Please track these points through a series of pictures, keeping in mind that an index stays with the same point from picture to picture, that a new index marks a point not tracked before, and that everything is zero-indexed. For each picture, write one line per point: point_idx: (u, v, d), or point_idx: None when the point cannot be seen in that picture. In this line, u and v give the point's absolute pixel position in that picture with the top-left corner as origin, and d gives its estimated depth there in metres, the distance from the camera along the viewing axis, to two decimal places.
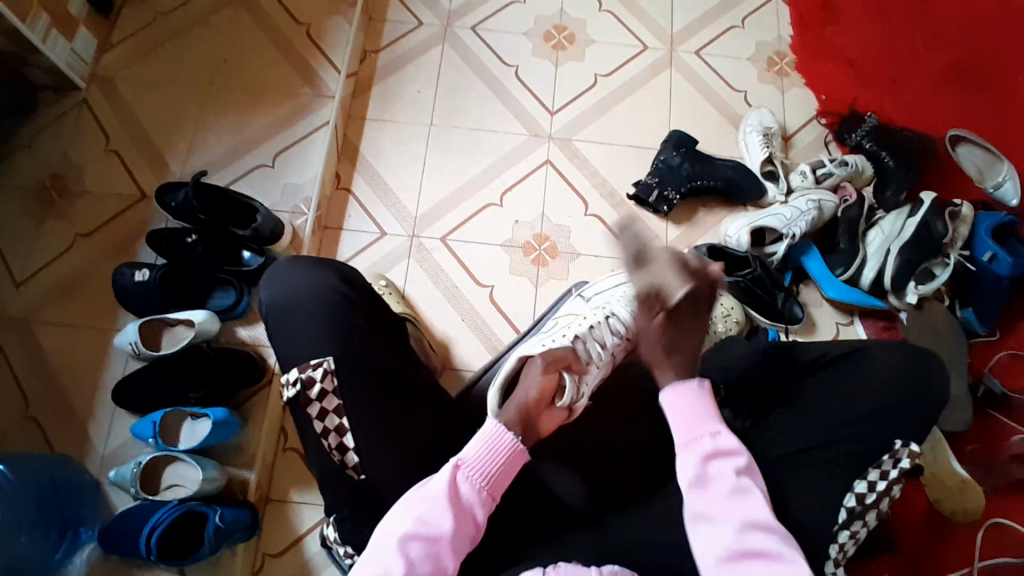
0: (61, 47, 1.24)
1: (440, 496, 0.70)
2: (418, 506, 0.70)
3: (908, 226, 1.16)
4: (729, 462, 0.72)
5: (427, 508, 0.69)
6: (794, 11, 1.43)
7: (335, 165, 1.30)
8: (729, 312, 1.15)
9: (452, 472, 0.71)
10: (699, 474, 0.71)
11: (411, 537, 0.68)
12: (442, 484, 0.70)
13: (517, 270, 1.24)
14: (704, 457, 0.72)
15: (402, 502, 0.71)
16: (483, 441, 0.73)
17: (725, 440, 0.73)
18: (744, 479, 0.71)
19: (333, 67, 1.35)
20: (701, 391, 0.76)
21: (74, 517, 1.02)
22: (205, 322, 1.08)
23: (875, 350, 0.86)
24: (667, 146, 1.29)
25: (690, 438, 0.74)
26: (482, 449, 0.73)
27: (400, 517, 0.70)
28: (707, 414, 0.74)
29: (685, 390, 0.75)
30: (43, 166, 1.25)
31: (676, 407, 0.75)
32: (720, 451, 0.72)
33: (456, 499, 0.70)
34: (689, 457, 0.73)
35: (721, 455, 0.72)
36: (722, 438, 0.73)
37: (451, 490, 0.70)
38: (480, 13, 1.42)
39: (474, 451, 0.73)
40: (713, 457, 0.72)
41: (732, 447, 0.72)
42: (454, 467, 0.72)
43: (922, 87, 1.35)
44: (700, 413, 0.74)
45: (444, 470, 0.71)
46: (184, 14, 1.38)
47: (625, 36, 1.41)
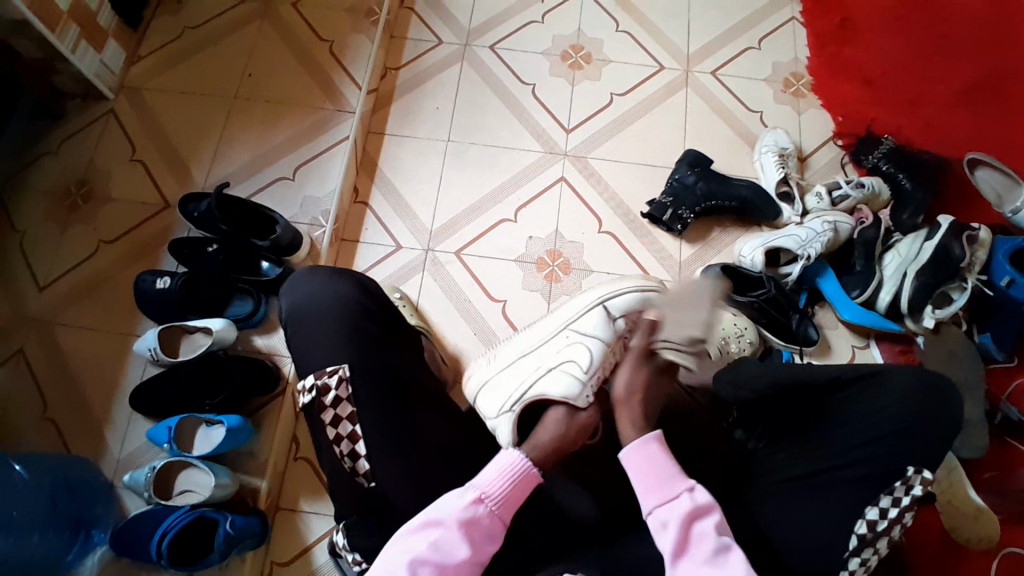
0: (90, 58, 1.28)
1: (457, 524, 0.69)
2: (432, 530, 0.69)
3: (925, 249, 1.14)
4: (707, 518, 0.70)
5: (442, 535, 0.69)
6: (812, 33, 1.44)
7: (353, 179, 1.32)
8: (742, 332, 1.15)
9: (473, 504, 0.71)
10: (679, 539, 0.69)
11: (420, 562, 0.67)
12: (460, 513, 0.70)
13: (530, 285, 1.25)
14: (684, 514, 0.70)
15: (417, 524, 0.70)
16: (505, 472, 0.73)
17: (699, 496, 0.71)
18: (725, 537, 0.69)
19: (354, 84, 1.38)
20: (661, 449, 0.76)
21: (88, 517, 1.04)
22: (223, 330, 1.11)
23: (890, 374, 0.82)
24: (682, 165, 1.30)
25: (666, 499, 0.72)
26: (503, 480, 0.73)
27: (412, 539, 0.69)
28: (674, 473, 0.73)
29: (648, 449, 0.75)
30: (69, 173, 1.29)
31: (643, 466, 0.74)
32: (699, 508, 0.71)
33: (472, 529, 0.70)
34: (668, 518, 0.70)
35: (699, 513, 0.70)
36: (698, 494, 0.72)
37: (469, 521, 0.70)
38: (499, 32, 1.45)
39: (496, 484, 0.72)
40: (691, 518, 0.70)
41: (707, 503, 0.71)
42: (476, 500, 0.71)
43: (941, 110, 1.35)
44: (669, 473, 0.73)
45: (464, 499, 0.71)
46: (211, 29, 1.41)
47: (642, 57, 1.43)
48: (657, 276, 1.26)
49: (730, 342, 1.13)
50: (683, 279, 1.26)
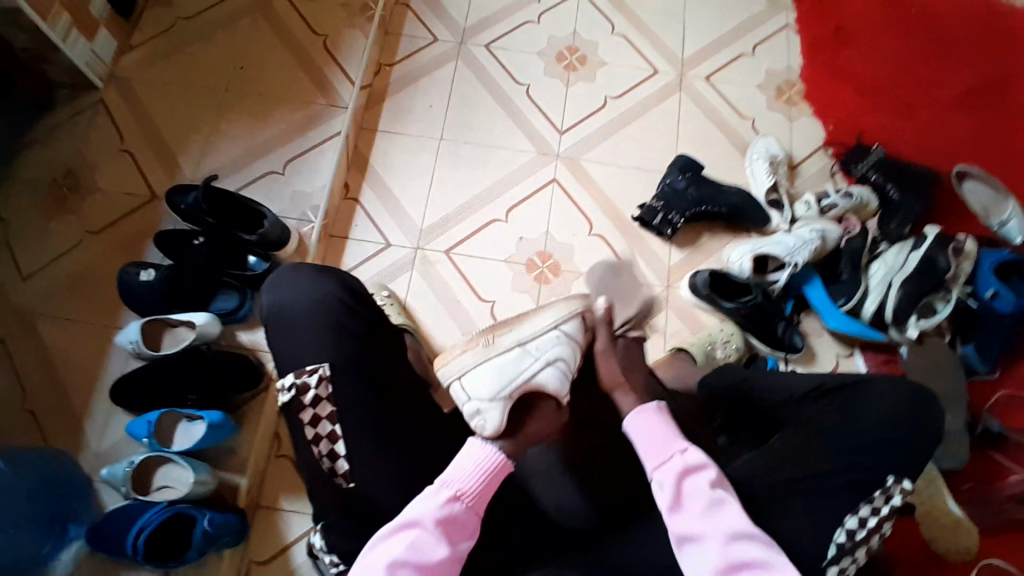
0: (81, 47, 1.26)
1: (433, 523, 0.69)
2: (409, 530, 0.69)
3: (911, 259, 1.15)
4: (701, 475, 0.72)
5: (420, 534, 0.68)
6: (806, 41, 1.44)
7: (344, 175, 1.31)
8: (728, 338, 1.18)
9: (449, 502, 0.71)
10: (675, 494, 0.72)
11: (400, 564, 0.67)
12: (437, 512, 0.70)
13: (519, 286, 1.25)
14: (679, 471, 0.73)
15: (394, 526, 0.70)
16: (480, 469, 0.73)
17: (693, 455, 0.74)
18: (718, 491, 0.71)
19: (348, 79, 1.37)
20: (661, 414, 0.78)
21: (66, 512, 1.02)
22: (207, 324, 1.10)
23: (873, 382, 0.85)
24: (673, 169, 1.29)
25: (661, 457, 0.74)
26: (478, 476, 0.73)
27: (391, 542, 0.69)
28: (672, 435, 0.76)
29: (645, 412, 0.78)
30: (56, 162, 1.27)
31: (642, 430, 0.77)
32: (691, 466, 0.73)
33: (449, 527, 0.70)
34: (665, 475, 0.73)
35: (693, 471, 0.73)
36: (690, 454, 0.74)
37: (446, 520, 0.70)
38: (494, 32, 1.44)
39: (472, 481, 0.73)
40: (686, 474, 0.73)
41: (700, 462, 0.74)
42: (452, 497, 0.71)
43: (931, 122, 1.35)
44: (666, 433, 0.76)
45: (439, 497, 0.71)
46: (205, 20, 1.40)
47: (636, 60, 1.42)
48: (646, 280, 1.26)
49: (715, 346, 1.16)
50: (672, 284, 1.26)
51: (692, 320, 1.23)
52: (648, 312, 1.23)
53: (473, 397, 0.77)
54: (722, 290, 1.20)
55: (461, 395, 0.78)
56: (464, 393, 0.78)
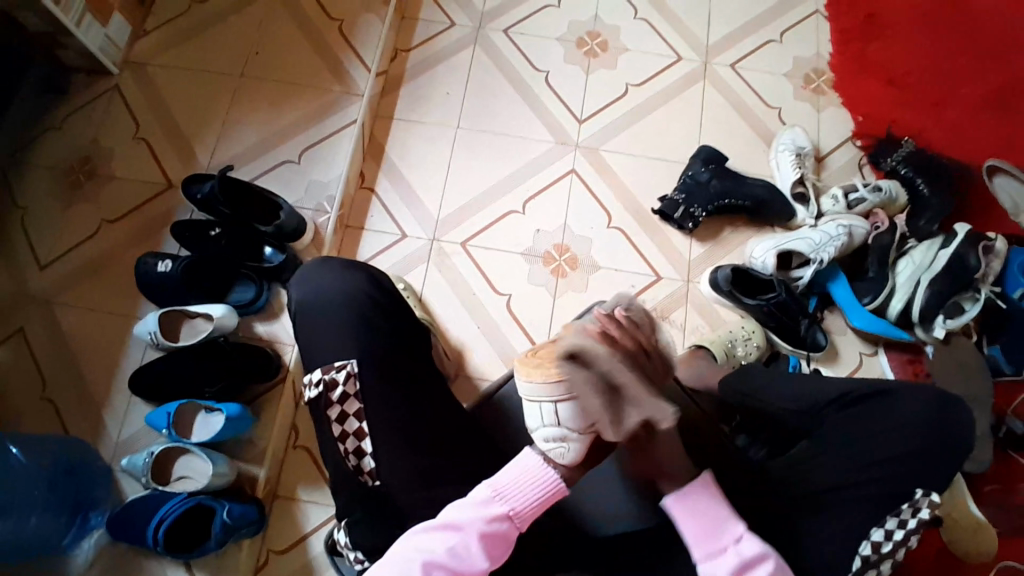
0: (95, 32, 1.24)
1: (475, 533, 0.68)
2: (451, 534, 0.68)
3: (940, 258, 1.12)
4: (759, 569, 0.68)
5: (462, 540, 0.67)
6: (836, 27, 1.39)
7: (359, 164, 1.30)
8: (749, 336, 1.16)
9: (500, 518, 0.69)
10: None
11: (435, 565, 0.66)
12: (482, 524, 0.68)
13: (536, 280, 1.23)
14: (734, 568, 0.68)
15: (435, 523, 0.69)
16: (536, 489, 0.71)
17: (748, 545, 0.69)
18: None
19: (363, 65, 1.34)
20: (713, 494, 0.72)
21: (86, 500, 1.03)
22: (224, 317, 1.09)
23: (902, 391, 0.82)
24: (695, 161, 1.27)
25: (714, 553, 0.69)
26: (533, 497, 0.71)
27: (430, 537, 0.68)
28: (725, 520, 0.71)
29: (693, 499, 0.71)
30: (73, 149, 1.27)
31: (692, 517, 0.71)
32: (747, 559, 0.68)
33: (490, 540, 0.68)
34: (719, 572, 0.68)
35: (749, 565, 0.68)
36: (745, 544, 0.69)
37: (492, 535, 0.68)
38: (513, 16, 1.40)
39: (526, 500, 0.71)
40: (741, 570, 0.68)
41: (757, 553, 0.68)
42: (505, 515, 0.70)
43: (963, 113, 1.31)
44: (717, 520, 0.71)
45: (492, 511, 0.69)
46: (218, 4, 1.37)
47: (659, 46, 1.38)
48: (665, 274, 1.24)
49: (736, 344, 1.14)
50: (692, 279, 1.24)
51: (712, 316, 1.22)
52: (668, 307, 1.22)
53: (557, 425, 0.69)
54: (744, 287, 1.18)
55: (546, 417, 0.69)
56: (552, 416, 0.69)
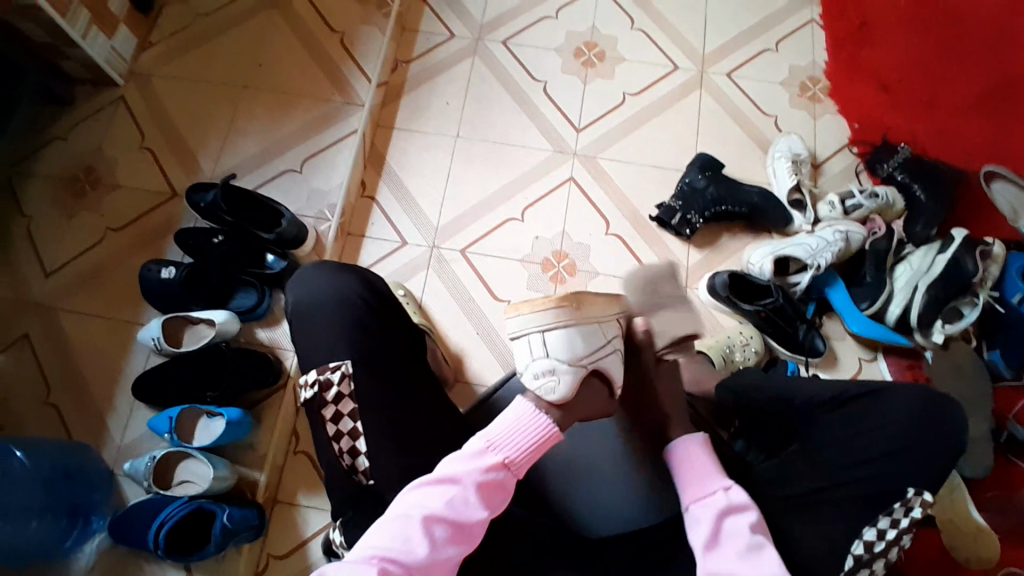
0: (101, 43, 1.27)
1: (474, 482, 0.68)
2: (448, 487, 0.68)
3: (937, 262, 1.12)
4: (742, 516, 0.70)
5: (460, 493, 0.68)
6: (831, 36, 1.41)
7: (360, 173, 1.31)
8: (747, 342, 1.16)
9: (495, 467, 0.70)
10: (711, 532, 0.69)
11: (434, 520, 0.66)
12: (479, 474, 0.69)
13: (534, 286, 1.24)
14: (717, 510, 0.70)
15: (431, 478, 0.69)
16: (528, 436, 0.72)
17: (736, 494, 0.72)
18: (757, 536, 0.68)
19: (364, 76, 1.36)
20: (708, 449, 0.77)
21: (85, 502, 1.04)
22: (226, 322, 1.11)
23: (893, 391, 0.83)
24: (692, 168, 1.28)
25: (702, 497, 0.72)
26: (524, 445, 0.72)
27: (427, 494, 0.68)
28: (715, 470, 0.74)
29: (692, 445, 0.77)
30: (79, 158, 1.29)
31: (684, 460, 0.76)
32: (733, 505, 0.71)
33: (488, 489, 0.69)
34: (703, 513, 0.71)
35: (733, 511, 0.71)
36: (733, 492, 0.72)
37: (488, 485, 0.69)
38: (512, 27, 1.43)
39: (518, 449, 0.72)
40: (726, 514, 0.70)
41: (743, 502, 0.71)
42: (499, 464, 0.71)
43: (958, 119, 1.32)
44: (709, 469, 0.75)
45: (487, 460, 0.70)
46: (223, 17, 1.41)
47: (656, 56, 1.40)
48: None
49: (734, 350, 1.15)
50: (689, 285, 1.25)
51: (710, 321, 1.22)
52: None
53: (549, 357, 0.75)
54: (741, 292, 1.18)
55: (534, 351, 0.75)
56: (542, 348, 0.75)
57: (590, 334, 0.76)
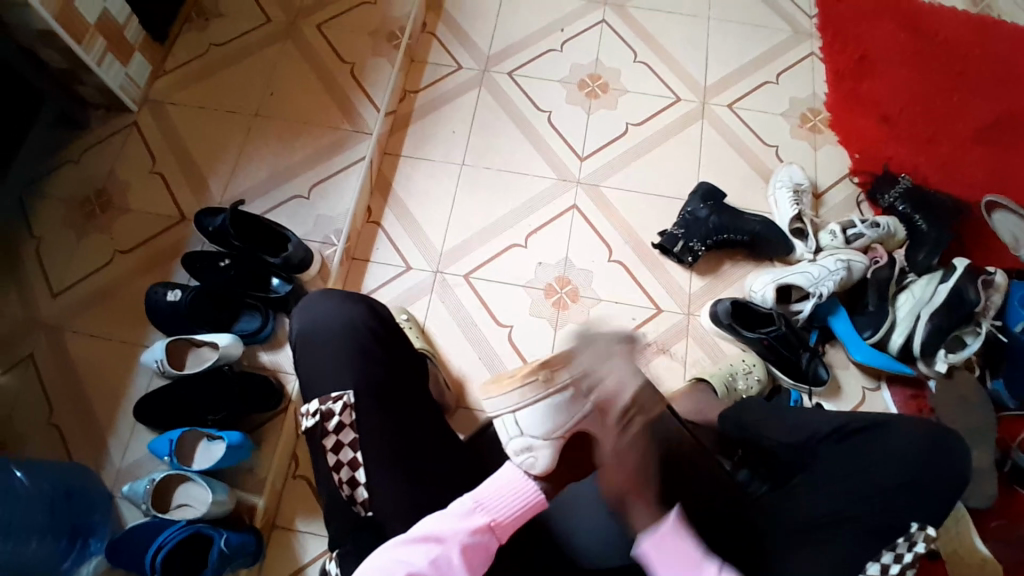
0: (115, 70, 1.31)
1: (458, 544, 0.67)
2: (433, 546, 0.67)
3: (939, 292, 1.12)
4: None
5: (443, 553, 0.66)
6: (831, 68, 1.43)
7: (367, 199, 1.34)
8: (750, 369, 1.16)
9: (482, 529, 0.69)
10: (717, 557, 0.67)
11: None
12: (466, 536, 0.68)
13: (537, 311, 1.25)
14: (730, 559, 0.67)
15: (416, 535, 0.68)
16: (517, 502, 0.71)
17: None
18: None
19: (373, 105, 1.39)
20: None
21: (84, 525, 1.04)
22: (230, 345, 1.12)
23: (902, 424, 0.83)
24: (694, 198, 1.29)
25: None
26: (513, 510, 0.71)
27: (411, 551, 0.67)
28: None
29: None
30: (91, 182, 1.32)
31: None
32: None
33: (474, 553, 0.68)
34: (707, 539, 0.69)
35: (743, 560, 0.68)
36: None
37: (473, 548, 0.68)
38: (518, 59, 1.46)
39: (508, 513, 0.70)
40: None
41: None
42: (486, 526, 0.69)
43: (959, 151, 1.34)
44: None
45: (475, 524, 0.69)
46: (236, 46, 1.45)
47: (659, 87, 1.43)
48: (666, 307, 1.25)
49: (737, 378, 1.14)
50: (692, 312, 1.25)
51: (713, 348, 1.22)
52: (668, 340, 1.22)
53: (520, 434, 0.77)
54: (744, 321, 1.19)
55: (509, 429, 0.77)
56: (516, 427, 0.77)
57: (560, 409, 0.75)
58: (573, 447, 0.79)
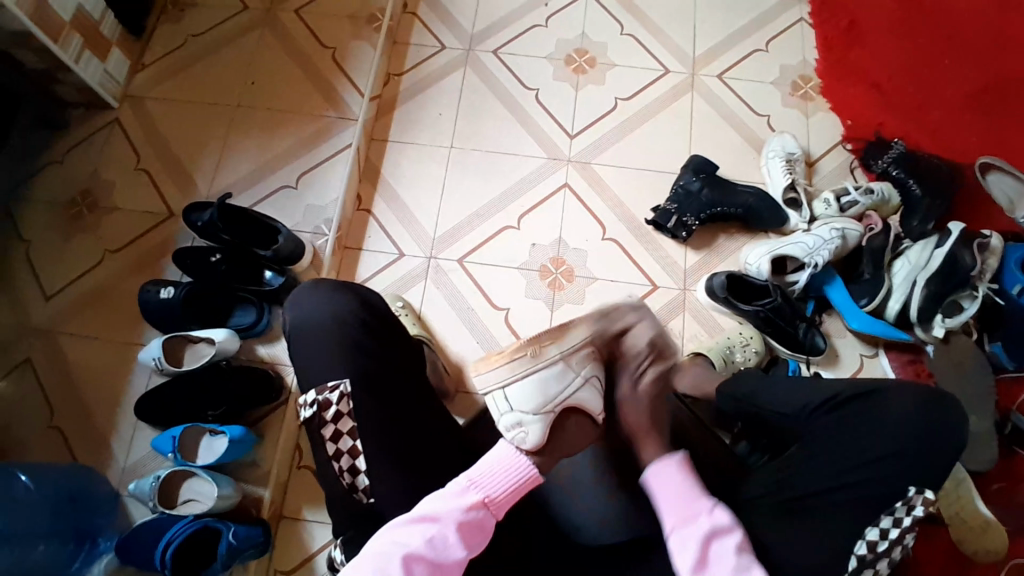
0: (93, 67, 1.28)
1: (454, 521, 0.68)
2: (429, 525, 0.67)
3: (936, 256, 1.11)
4: (727, 539, 0.70)
5: (440, 532, 0.67)
6: (821, 33, 1.41)
7: (356, 187, 1.32)
8: (747, 342, 1.16)
9: (476, 506, 0.70)
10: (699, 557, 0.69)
11: (415, 558, 0.66)
12: (461, 513, 0.69)
13: (533, 293, 1.24)
14: (703, 535, 0.70)
15: (412, 516, 0.69)
16: (510, 477, 0.73)
17: (720, 516, 0.72)
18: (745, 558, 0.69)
19: (357, 91, 1.37)
20: (682, 467, 0.77)
21: (90, 527, 1.04)
22: (226, 340, 1.11)
23: (897, 390, 0.83)
24: (686, 171, 1.28)
25: (686, 517, 0.72)
26: (506, 485, 0.73)
27: (408, 532, 0.67)
28: (696, 493, 0.75)
29: (666, 465, 0.77)
30: (76, 181, 1.30)
31: (664, 483, 0.76)
32: (717, 528, 0.71)
33: (469, 529, 0.69)
34: (687, 538, 0.71)
35: (718, 534, 0.70)
36: (718, 513, 0.72)
37: (469, 525, 0.69)
38: (502, 37, 1.44)
39: (500, 489, 0.72)
40: (708, 536, 0.70)
41: (729, 524, 0.71)
42: (480, 503, 0.71)
43: (952, 114, 1.33)
44: (688, 491, 0.75)
45: (469, 501, 0.70)
46: (215, 36, 1.42)
47: (646, 60, 1.41)
48: (661, 283, 1.25)
49: (735, 351, 1.15)
50: (688, 287, 1.25)
51: (709, 322, 1.22)
52: (665, 315, 1.22)
53: (512, 409, 0.79)
54: (740, 294, 1.18)
55: (500, 406, 0.79)
56: (506, 403, 0.79)
57: (554, 379, 0.80)
58: (566, 425, 0.81)
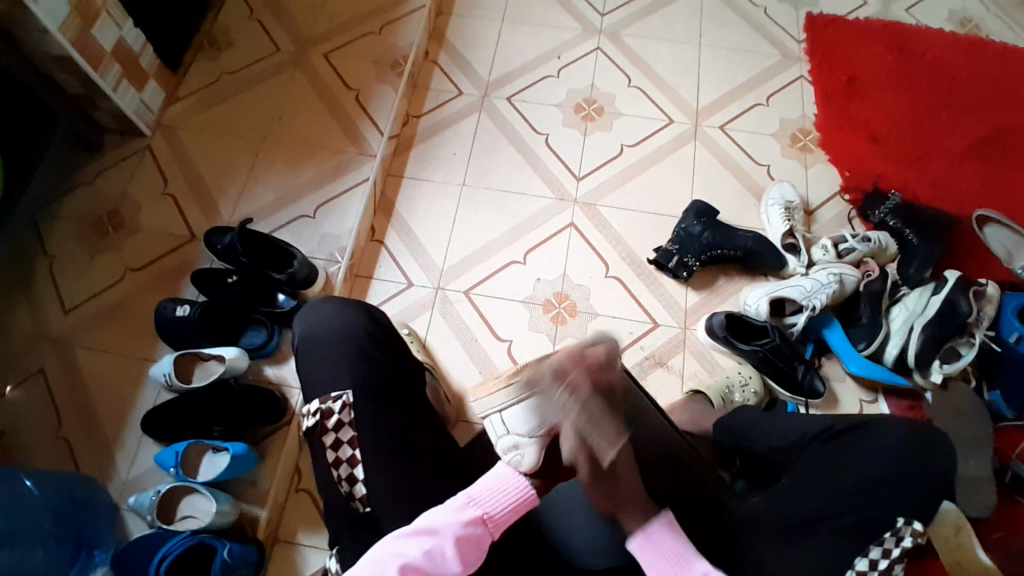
0: (130, 96, 1.37)
1: (452, 535, 0.68)
2: (426, 538, 0.68)
3: (932, 303, 1.14)
4: None
5: (437, 545, 0.68)
6: (821, 90, 1.48)
7: (370, 219, 1.38)
8: (746, 382, 1.18)
9: (475, 522, 0.70)
10: None
11: (412, 568, 0.66)
12: (459, 528, 0.69)
13: (536, 326, 1.27)
14: None
15: (412, 528, 0.70)
16: (509, 496, 0.73)
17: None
18: None
19: (377, 129, 1.44)
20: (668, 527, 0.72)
21: (89, 536, 1.05)
22: (236, 358, 1.14)
23: (880, 425, 0.85)
24: (689, 215, 1.32)
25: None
26: (505, 504, 0.73)
27: (406, 543, 0.68)
28: (686, 554, 0.70)
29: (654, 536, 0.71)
30: (103, 203, 1.36)
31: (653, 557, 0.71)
32: None
33: (466, 544, 0.69)
34: None
35: None
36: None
37: (466, 540, 0.69)
38: (516, 85, 1.52)
39: (499, 507, 0.72)
40: None
41: None
42: (478, 519, 0.71)
43: (948, 167, 1.38)
44: (680, 555, 0.70)
45: (468, 519, 0.70)
46: (247, 75, 1.51)
47: (651, 111, 1.48)
48: (662, 320, 1.27)
49: (733, 390, 1.16)
50: (688, 326, 1.27)
51: (709, 361, 1.24)
52: (666, 353, 1.25)
53: (509, 431, 0.76)
54: (740, 333, 1.20)
55: (497, 428, 0.77)
56: (502, 425, 0.76)
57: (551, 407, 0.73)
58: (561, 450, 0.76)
